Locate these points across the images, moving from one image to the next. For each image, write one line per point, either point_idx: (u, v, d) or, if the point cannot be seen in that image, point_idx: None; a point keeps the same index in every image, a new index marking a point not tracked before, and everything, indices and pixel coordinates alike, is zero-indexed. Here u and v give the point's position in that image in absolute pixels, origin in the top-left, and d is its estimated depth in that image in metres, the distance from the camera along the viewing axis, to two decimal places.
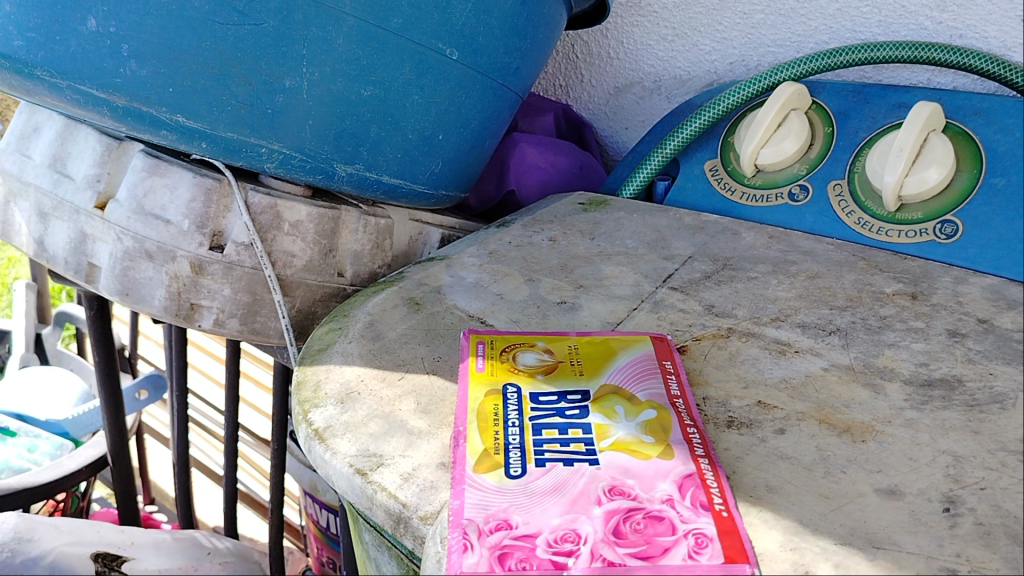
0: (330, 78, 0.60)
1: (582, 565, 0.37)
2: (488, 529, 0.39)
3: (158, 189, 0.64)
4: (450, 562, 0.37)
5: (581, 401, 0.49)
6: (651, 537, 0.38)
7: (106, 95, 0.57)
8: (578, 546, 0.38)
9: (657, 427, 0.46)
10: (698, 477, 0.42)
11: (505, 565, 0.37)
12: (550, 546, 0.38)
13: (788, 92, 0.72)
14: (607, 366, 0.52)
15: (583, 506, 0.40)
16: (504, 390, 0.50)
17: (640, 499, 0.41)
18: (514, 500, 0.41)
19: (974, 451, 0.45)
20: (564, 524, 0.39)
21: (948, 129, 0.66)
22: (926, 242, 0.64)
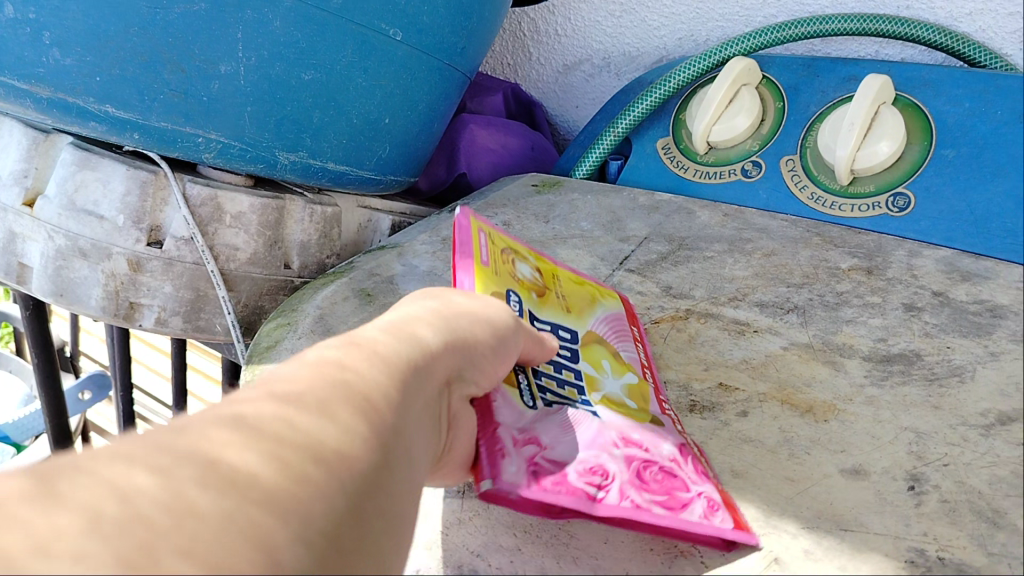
0: (268, 63, 0.57)
1: (615, 499, 0.36)
2: (522, 440, 0.38)
3: (90, 184, 0.60)
4: (487, 466, 0.36)
5: (571, 344, 0.47)
6: (671, 488, 0.38)
7: (29, 85, 0.54)
8: (605, 480, 0.37)
9: (638, 394, 0.45)
10: (693, 449, 0.42)
11: (540, 481, 0.36)
12: (579, 474, 0.37)
13: (738, 68, 0.71)
14: (589, 311, 0.50)
15: (611, 440, 0.40)
16: (510, 296, 0.45)
17: (653, 450, 0.40)
18: (542, 419, 0.40)
19: (936, 427, 0.45)
20: (593, 456, 0.39)
21: (898, 102, 0.66)
22: (879, 216, 0.65)
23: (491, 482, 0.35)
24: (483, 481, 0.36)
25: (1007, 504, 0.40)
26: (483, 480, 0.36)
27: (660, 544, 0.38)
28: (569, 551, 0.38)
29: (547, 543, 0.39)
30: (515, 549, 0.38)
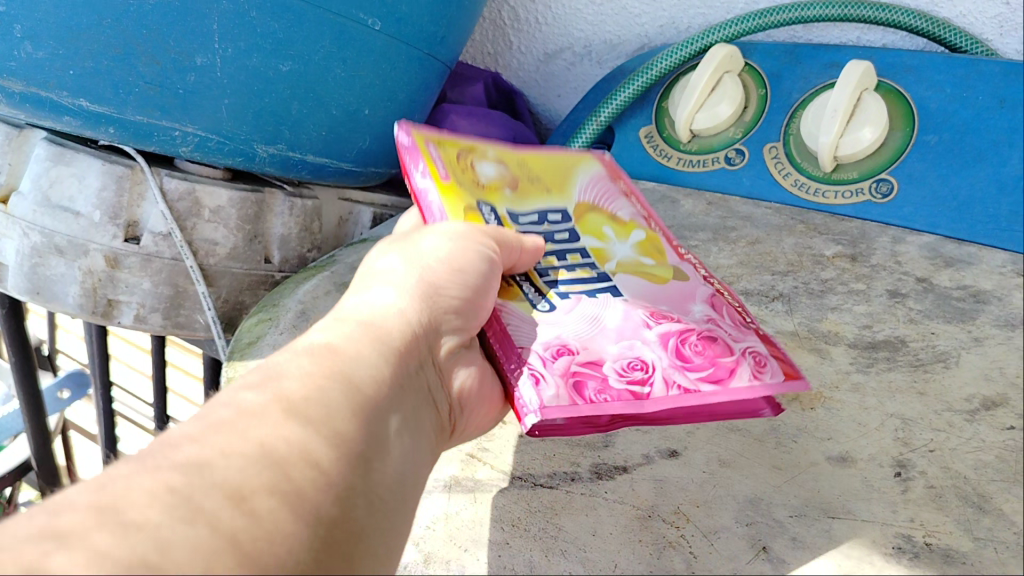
0: (244, 54, 0.56)
1: (659, 392, 0.38)
2: (551, 356, 0.39)
3: (65, 179, 0.59)
4: (528, 395, 0.37)
5: (566, 221, 0.50)
6: (714, 358, 0.41)
7: (2, 79, 0.53)
8: (648, 373, 0.39)
9: (652, 250, 0.49)
10: (722, 296, 0.46)
11: (585, 396, 0.38)
12: (622, 376, 0.39)
13: (721, 53, 0.70)
14: (570, 182, 0.53)
15: (637, 334, 0.42)
16: (479, 207, 0.47)
17: (683, 321, 0.43)
18: (561, 327, 0.41)
19: (921, 413, 0.45)
20: (625, 354, 0.40)
21: (880, 88, 0.66)
22: (863, 202, 0.65)
23: (534, 413, 0.37)
24: (530, 413, 0.37)
25: (993, 489, 0.40)
26: (529, 412, 0.37)
27: (648, 535, 0.38)
28: (557, 544, 0.38)
29: (535, 537, 0.38)
30: (502, 542, 0.38)
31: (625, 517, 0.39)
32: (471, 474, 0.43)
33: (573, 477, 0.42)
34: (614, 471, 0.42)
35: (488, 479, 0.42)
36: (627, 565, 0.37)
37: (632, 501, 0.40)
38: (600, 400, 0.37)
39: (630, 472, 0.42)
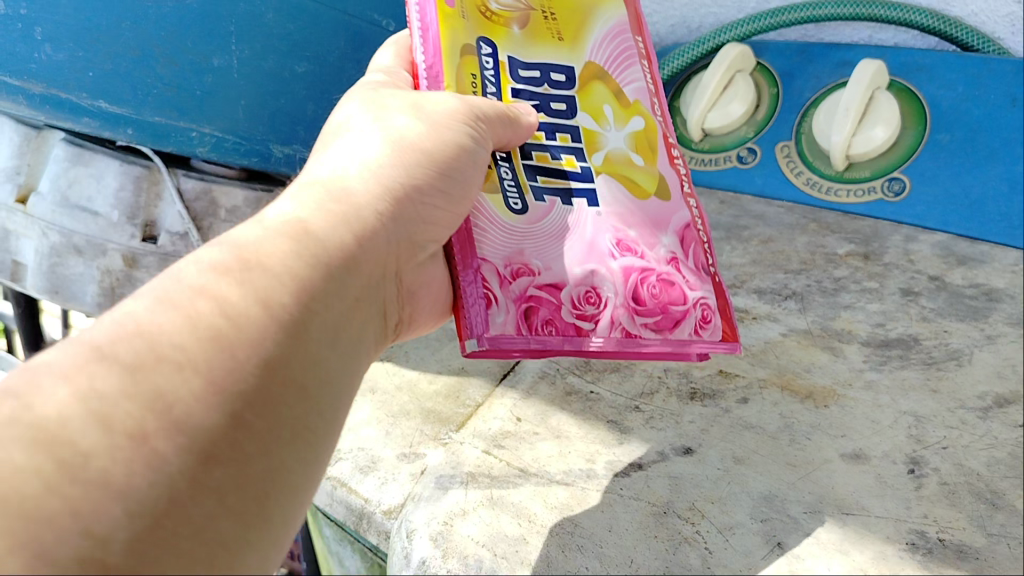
0: (260, 56, 0.57)
1: (603, 334, 0.43)
2: (509, 275, 0.42)
3: (84, 180, 0.60)
4: (475, 315, 0.41)
5: (568, 86, 0.48)
6: (666, 303, 0.45)
7: (21, 83, 0.53)
8: (597, 308, 0.44)
9: (646, 143, 0.49)
10: (693, 229, 0.49)
11: (530, 325, 0.42)
12: (573, 307, 0.43)
13: (732, 53, 0.70)
14: (586, 32, 0.50)
15: (600, 259, 0.45)
16: (479, 48, 0.46)
17: (648, 255, 0.46)
18: (529, 240, 0.44)
19: (935, 410, 0.45)
20: (585, 279, 0.44)
21: (892, 86, 0.66)
22: (875, 201, 0.66)
23: (475, 340, 0.41)
24: (472, 338, 0.41)
25: (1005, 485, 0.40)
26: (472, 336, 0.41)
27: (664, 531, 0.38)
28: (574, 540, 0.38)
29: (552, 532, 0.39)
30: (520, 538, 0.38)
31: (641, 513, 0.40)
32: (487, 470, 0.43)
33: (589, 473, 0.42)
34: (630, 468, 0.43)
35: (504, 475, 0.43)
36: (643, 560, 0.37)
37: (648, 497, 0.41)
38: (542, 337, 0.42)
39: (645, 469, 0.42)
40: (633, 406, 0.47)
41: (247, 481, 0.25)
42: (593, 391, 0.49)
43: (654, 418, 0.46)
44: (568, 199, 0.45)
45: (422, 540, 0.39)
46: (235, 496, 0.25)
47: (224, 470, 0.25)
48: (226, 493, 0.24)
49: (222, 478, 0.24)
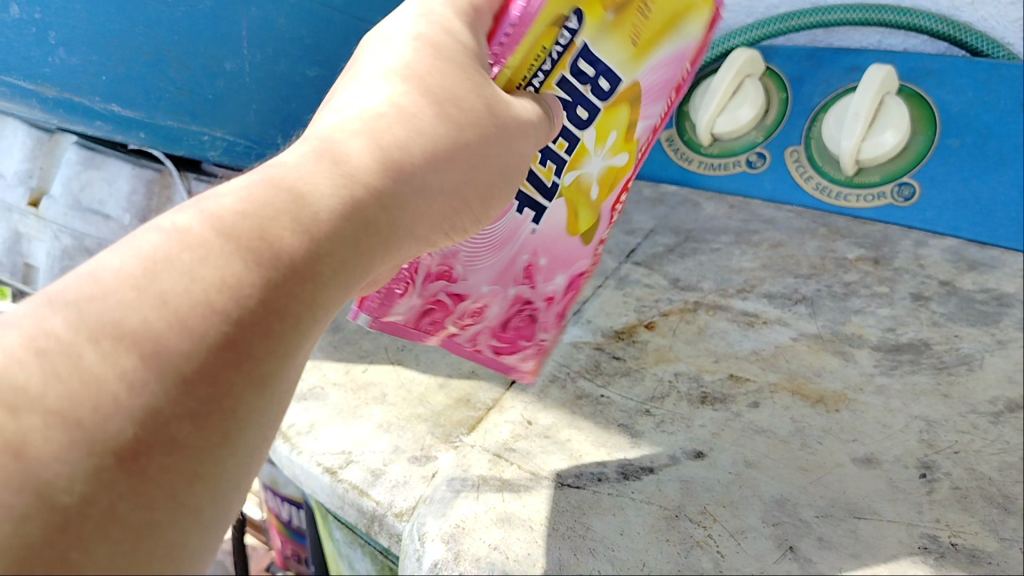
0: (272, 59, 0.57)
1: (461, 339, 0.49)
2: (432, 273, 0.44)
3: (96, 183, 0.63)
4: (384, 302, 0.44)
5: (603, 95, 0.42)
6: (517, 338, 0.49)
7: (34, 86, 0.53)
8: (477, 322, 0.48)
9: (612, 179, 0.47)
10: (582, 279, 0.51)
11: (420, 321, 0.46)
12: (460, 312, 0.47)
13: (742, 59, 0.69)
14: (659, 45, 0.43)
15: (512, 279, 0.47)
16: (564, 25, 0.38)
17: (536, 290, 0.49)
18: (467, 245, 0.44)
19: (946, 415, 0.45)
20: (483, 298, 0.47)
21: (902, 92, 0.66)
22: (885, 205, 0.67)
23: (368, 317, 0.45)
24: (366, 315, 0.45)
25: (1017, 490, 0.40)
26: (366, 312, 0.45)
27: (676, 535, 0.38)
28: (586, 543, 0.38)
29: (565, 535, 0.39)
30: (532, 541, 0.39)
31: (652, 517, 0.40)
32: (498, 473, 0.43)
33: (601, 477, 0.42)
34: (641, 472, 0.42)
35: (516, 478, 0.43)
36: (656, 563, 0.37)
37: (660, 501, 0.41)
38: (417, 330, 0.47)
39: (656, 473, 0.42)
40: (643, 410, 0.47)
41: (179, 475, 0.20)
42: (603, 395, 0.49)
43: (664, 422, 0.46)
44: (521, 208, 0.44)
45: (434, 543, 0.39)
46: (163, 486, 0.20)
47: (160, 460, 0.20)
48: (152, 481, 0.20)
49: (156, 468, 0.20)
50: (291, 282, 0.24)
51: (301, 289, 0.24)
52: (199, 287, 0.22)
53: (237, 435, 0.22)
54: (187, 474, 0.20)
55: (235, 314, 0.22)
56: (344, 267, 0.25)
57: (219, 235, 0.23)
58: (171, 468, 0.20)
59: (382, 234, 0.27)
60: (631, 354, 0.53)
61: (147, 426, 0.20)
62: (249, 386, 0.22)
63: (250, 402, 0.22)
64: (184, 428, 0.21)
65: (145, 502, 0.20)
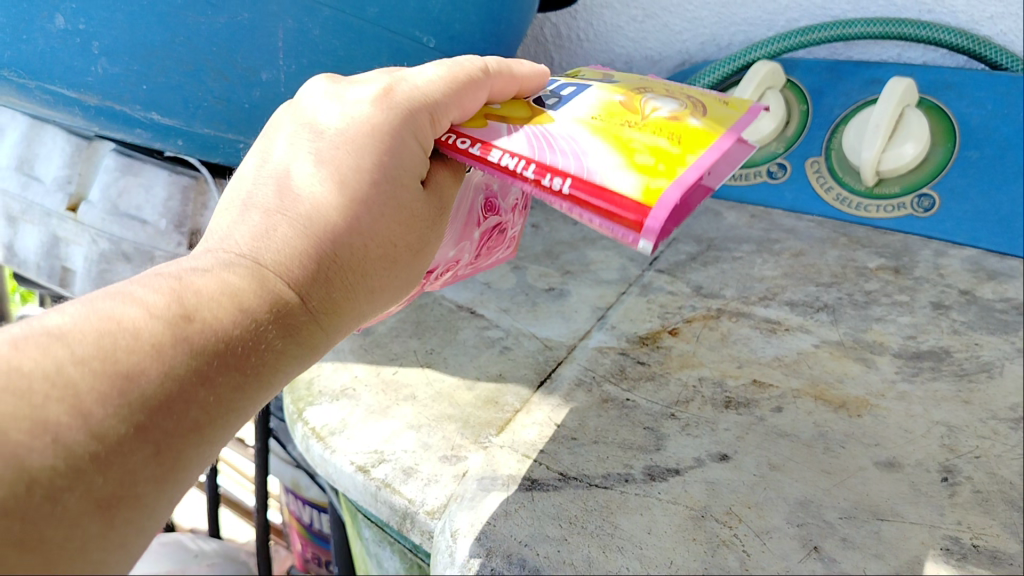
0: (307, 70, 0.58)
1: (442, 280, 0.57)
2: None
3: (133, 189, 0.64)
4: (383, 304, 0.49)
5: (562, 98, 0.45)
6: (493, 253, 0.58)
7: (78, 94, 0.56)
8: (454, 269, 0.55)
9: None
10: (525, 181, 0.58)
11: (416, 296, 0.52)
12: (444, 273, 0.53)
13: (763, 71, 0.70)
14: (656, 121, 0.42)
15: (470, 232, 0.53)
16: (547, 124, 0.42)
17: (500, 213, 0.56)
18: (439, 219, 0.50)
19: (967, 421, 0.46)
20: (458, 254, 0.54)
21: (922, 104, 0.67)
22: (904, 216, 0.68)
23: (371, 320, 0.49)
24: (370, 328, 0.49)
25: None
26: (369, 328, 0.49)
27: (702, 534, 0.39)
28: (614, 541, 0.39)
29: (593, 534, 0.40)
30: (561, 538, 0.40)
31: (679, 517, 0.41)
32: (527, 473, 0.44)
33: (627, 477, 0.43)
34: (667, 473, 0.44)
35: (545, 478, 0.44)
36: (683, 562, 0.38)
37: (686, 501, 0.41)
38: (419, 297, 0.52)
39: (682, 475, 0.43)
40: (668, 414, 0.48)
41: (137, 522, 0.25)
42: (628, 399, 0.50)
43: (689, 426, 0.47)
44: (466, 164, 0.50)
45: (465, 539, 0.40)
46: (121, 536, 0.24)
47: (126, 513, 0.24)
48: (117, 530, 0.24)
49: (122, 518, 0.24)
50: (241, 376, 0.30)
51: (244, 379, 0.30)
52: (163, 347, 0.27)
53: (178, 499, 0.26)
54: (137, 528, 0.25)
55: (202, 397, 0.27)
56: (277, 369, 0.32)
57: (179, 304, 0.29)
58: (129, 524, 0.24)
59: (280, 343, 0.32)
60: (656, 358, 0.54)
61: (125, 484, 0.24)
62: (196, 464, 0.27)
63: (193, 476, 0.27)
64: (149, 489, 0.25)
65: (105, 547, 0.23)
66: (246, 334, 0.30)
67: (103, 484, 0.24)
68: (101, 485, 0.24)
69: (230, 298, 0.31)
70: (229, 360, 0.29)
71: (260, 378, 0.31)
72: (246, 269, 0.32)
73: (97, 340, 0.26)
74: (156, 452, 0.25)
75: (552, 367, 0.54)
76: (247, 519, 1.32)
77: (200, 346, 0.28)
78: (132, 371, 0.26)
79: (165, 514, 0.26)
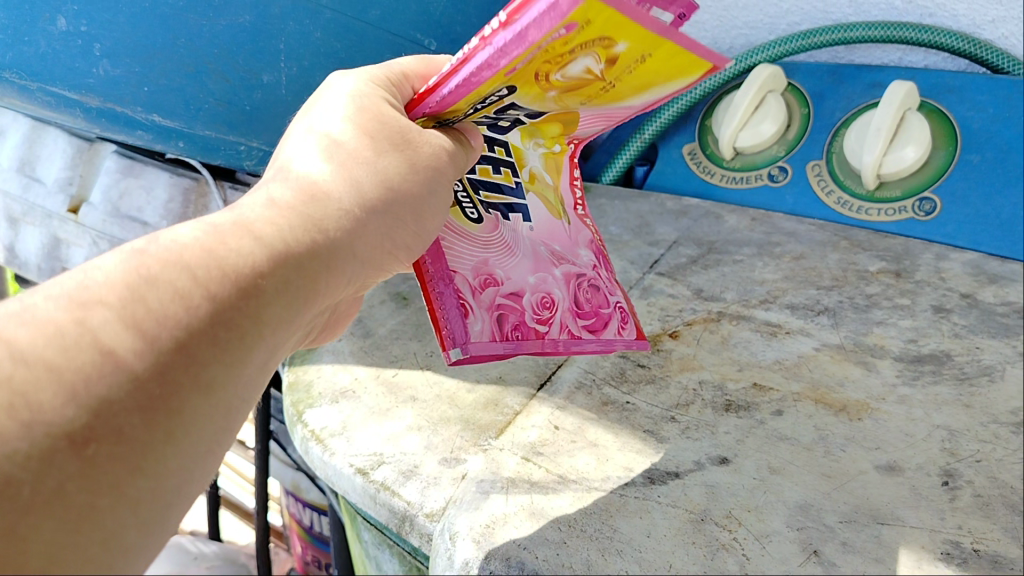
0: (308, 72, 0.58)
1: (554, 337, 0.46)
2: (480, 284, 0.45)
3: (134, 191, 0.64)
4: (459, 329, 0.42)
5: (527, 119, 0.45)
6: (596, 308, 0.50)
7: (79, 95, 0.56)
8: (550, 314, 0.47)
9: (553, 161, 0.51)
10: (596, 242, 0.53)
11: (503, 332, 0.44)
12: (534, 312, 0.46)
13: (765, 75, 0.71)
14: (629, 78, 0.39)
15: (547, 269, 0.48)
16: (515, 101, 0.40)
17: (576, 262, 0.50)
18: (494, 251, 0.46)
19: (968, 425, 0.46)
20: (540, 287, 0.47)
21: (923, 107, 0.68)
22: (905, 220, 0.68)
23: (458, 349, 0.41)
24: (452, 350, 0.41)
25: None
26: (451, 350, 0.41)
27: (701, 538, 0.39)
28: (614, 544, 0.39)
29: (592, 536, 0.40)
30: (560, 541, 0.39)
31: (679, 520, 0.40)
32: (527, 476, 0.44)
33: (627, 480, 0.43)
34: (666, 476, 0.43)
35: (544, 480, 0.44)
36: (683, 565, 0.38)
37: (685, 505, 0.41)
38: (506, 343, 0.44)
39: (681, 478, 0.43)
40: (668, 417, 0.48)
41: (124, 460, 0.23)
42: (628, 402, 0.50)
43: (689, 429, 0.47)
44: (507, 213, 0.48)
45: (465, 542, 0.40)
46: (109, 474, 0.22)
47: (109, 449, 0.23)
48: (101, 468, 0.22)
49: (105, 455, 0.22)
50: (234, 298, 0.27)
51: (241, 307, 0.27)
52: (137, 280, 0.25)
53: (185, 436, 0.24)
54: (132, 466, 0.23)
55: (185, 321, 0.25)
56: (286, 290, 0.29)
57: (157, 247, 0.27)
58: (118, 459, 0.23)
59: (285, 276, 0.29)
60: (656, 362, 0.54)
61: (101, 415, 0.23)
62: (196, 393, 0.25)
63: (195, 407, 0.25)
64: (135, 423, 0.23)
65: (91, 488, 0.22)
66: (235, 258, 0.28)
67: (74, 416, 0.23)
68: (69, 420, 0.22)
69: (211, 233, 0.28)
70: (216, 283, 0.27)
71: (259, 295, 0.28)
72: (243, 217, 0.30)
73: (64, 293, 0.25)
74: (138, 381, 0.24)
75: (552, 370, 0.54)
76: (248, 522, 1.32)
77: (177, 278, 0.26)
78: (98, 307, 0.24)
79: (170, 453, 0.24)
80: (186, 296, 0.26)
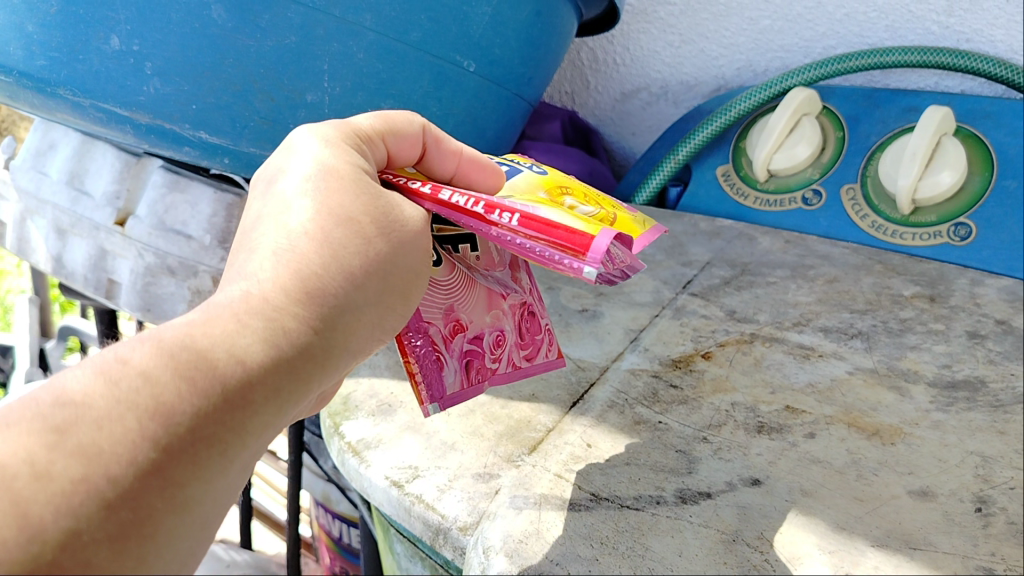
0: (351, 92, 0.60)
1: (501, 372, 0.47)
2: (447, 332, 0.43)
3: (180, 205, 0.66)
4: (434, 382, 0.42)
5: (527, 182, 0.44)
6: (536, 334, 0.50)
7: (129, 112, 0.57)
8: (501, 352, 0.47)
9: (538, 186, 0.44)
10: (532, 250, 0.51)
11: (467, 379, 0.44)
12: (490, 354, 0.46)
13: (800, 98, 0.73)
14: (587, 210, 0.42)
15: (500, 303, 0.47)
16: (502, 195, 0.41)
17: (524, 287, 0.49)
18: (457, 292, 0.44)
19: (1002, 452, 0.46)
20: (496, 325, 0.46)
21: (959, 132, 0.69)
22: (941, 244, 0.68)
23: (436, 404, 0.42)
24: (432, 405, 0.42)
25: None
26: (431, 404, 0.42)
27: (734, 558, 0.39)
28: (646, 563, 0.39)
29: (624, 554, 0.40)
30: (593, 558, 0.40)
31: (710, 540, 0.41)
32: (560, 492, 0.45)
33: (661, 500, 0.44)
34: (699, 496, 0.44)
35: (577, 498, 0.44)
36: None
37: (717, 525, 0.42)
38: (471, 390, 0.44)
39: (714, 498, 0.44)
40: (701, 437, 0.49)
41: None
42: (661, 421, 0.50)
43: (722, 450, 0.47)
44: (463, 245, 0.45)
45: (498, 556, 0.40)
46: None
47: None
48: None
49: None
50: (217, 408, 0.27)
51: (228, 421, 0.27)
52: (117, 407, 0.26)
53: (156, 559, 0.24)
54: None
55: (163, 440, 0.25)
56: (275, 396, 0.29)
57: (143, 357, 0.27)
58: None
59: (274, 382, 0.30)
60: (689, 382, 0.54)
61: (67, 548, 0.23)
62: (171, 513, 0.25)
63: (173, 530, 0.25)
64: (100, 551, 0.23)
65: None
66: (222, 359, 0.28)
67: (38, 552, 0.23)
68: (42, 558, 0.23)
69: (194, 337, 0.28)
70: (198, 393, 0.27)
71: (245, 405, 0.28)
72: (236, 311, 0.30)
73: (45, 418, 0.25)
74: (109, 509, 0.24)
75: (585, 389, 0.54)
76: (278, 533, 1.34)
77: (162, 387, 0.26)
78: (63, 431, 0.25)
79: None
80: (164, 408, 0.26)
